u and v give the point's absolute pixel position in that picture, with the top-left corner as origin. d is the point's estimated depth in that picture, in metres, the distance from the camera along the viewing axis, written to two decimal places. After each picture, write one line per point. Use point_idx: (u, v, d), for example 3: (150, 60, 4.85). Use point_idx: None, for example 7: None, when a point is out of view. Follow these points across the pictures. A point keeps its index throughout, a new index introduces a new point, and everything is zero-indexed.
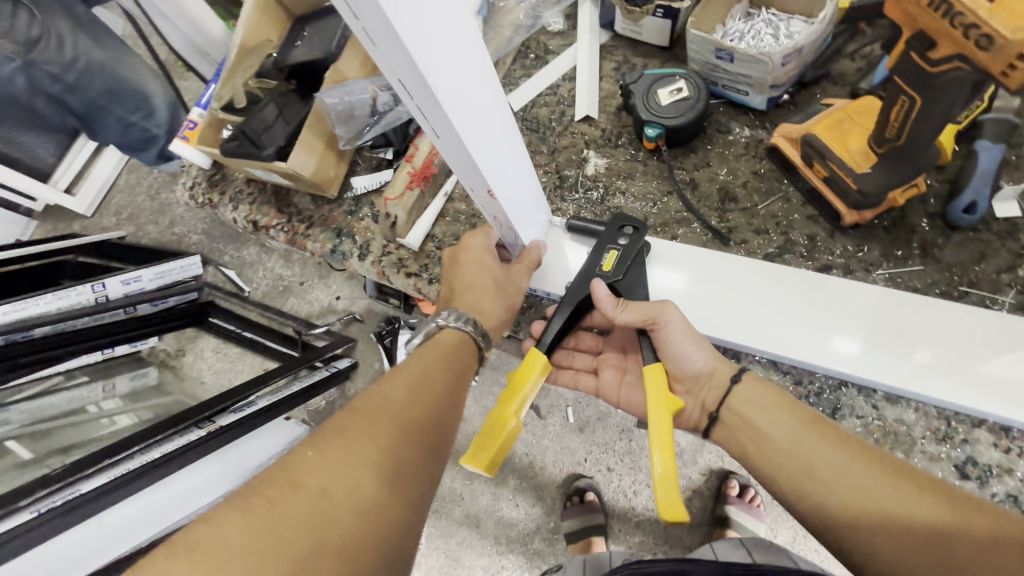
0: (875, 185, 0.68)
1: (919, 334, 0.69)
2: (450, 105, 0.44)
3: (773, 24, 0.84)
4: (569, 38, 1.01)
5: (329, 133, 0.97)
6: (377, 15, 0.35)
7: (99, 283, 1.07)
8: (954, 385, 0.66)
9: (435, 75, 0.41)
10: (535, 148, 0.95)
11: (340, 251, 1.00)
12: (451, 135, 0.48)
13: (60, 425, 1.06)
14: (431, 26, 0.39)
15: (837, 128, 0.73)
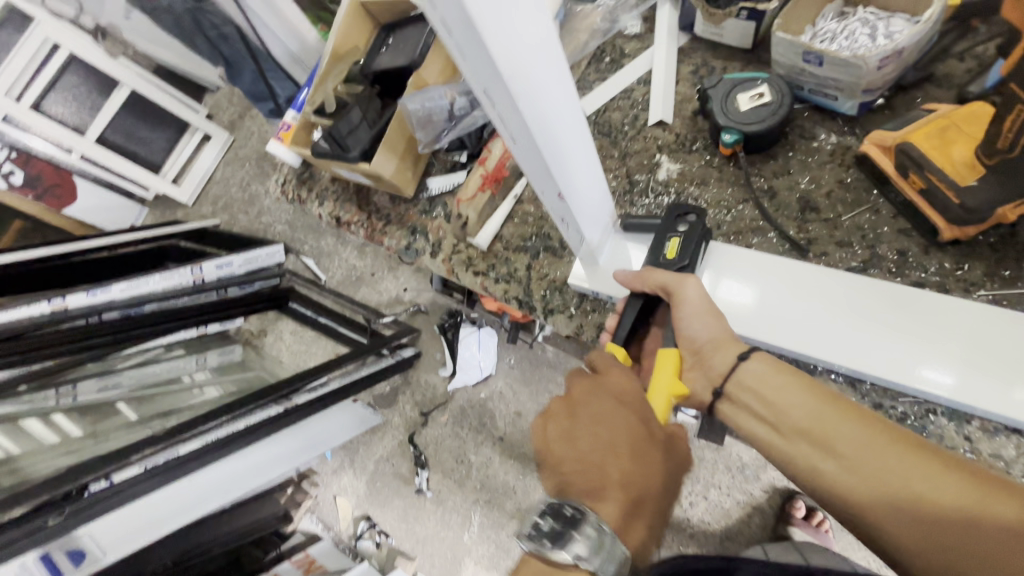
0: (979, 202, 0.64)
1: (1009, 360, 0.63)
2: (530, 116, 0.47)
3: (869, 24, 0.79)
4: (646, 41, 1.00)
5: (410, 136, 1.02)
6: (467, 36, 0.37)
7: (197, 266, 1.19)
8: None
9: (517, 88, 0.43)
10: (606, 152, 0.95)
11: (414, 248, 1.06)
12: (526, 143, 0.50)
13: (161, 392, 1.20)
14: (517, 44, 0.41)
15: (939, 136, 0.68)
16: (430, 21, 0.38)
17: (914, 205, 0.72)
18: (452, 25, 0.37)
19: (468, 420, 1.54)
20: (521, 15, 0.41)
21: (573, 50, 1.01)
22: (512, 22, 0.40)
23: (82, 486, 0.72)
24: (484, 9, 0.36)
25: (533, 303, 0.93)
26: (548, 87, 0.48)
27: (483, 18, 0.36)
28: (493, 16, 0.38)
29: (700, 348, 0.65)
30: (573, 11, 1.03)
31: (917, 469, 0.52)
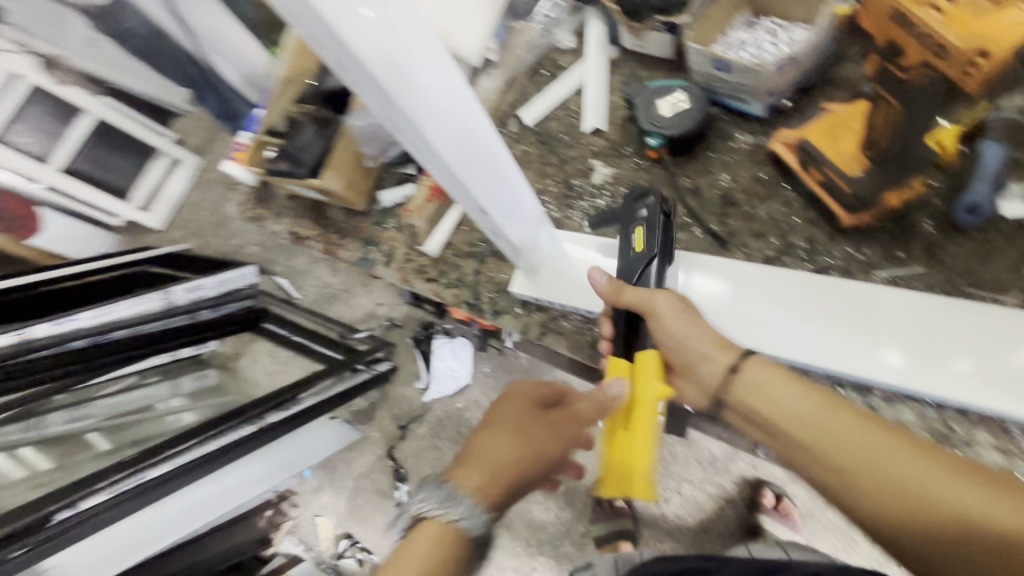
0: (866, 192, 0.73)
1: (953, 344, 0.67)
2: (432, 135, 0.50)
3: (773, 33, 0.87)
4: (579, 54, 1.06)
5: (357, 152, 1.07)
6: (359, 68, 0.40)
7: (165, 290, 1.19)
8: (996, 394, 0.65)
9: (414, 111, 0.46)
10: (545, 159, 1.00)
11: (368, 259, 1.10)
12: (434, 158, 0.54)
13: (133, 420, 1.20)
14: (413, 71, 0.44)
15: (831, 131, 0.78)
16: (321, 49, 0.40)
17: (815, 198, 0.79)
18: (341, 57, 0.39)
19: (445, 430, 1.55)
20: (416, 43, 0.43)
21: (510, 65, 1.05)
22: (408, 50, 0.42)
23: (44, 516, 0.68)
24: (372, 44, 0.39)
25: (482, 305, 0.97)
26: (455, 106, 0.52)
27: (373, 51, 0.39)
28: (383, 48, 0.40)
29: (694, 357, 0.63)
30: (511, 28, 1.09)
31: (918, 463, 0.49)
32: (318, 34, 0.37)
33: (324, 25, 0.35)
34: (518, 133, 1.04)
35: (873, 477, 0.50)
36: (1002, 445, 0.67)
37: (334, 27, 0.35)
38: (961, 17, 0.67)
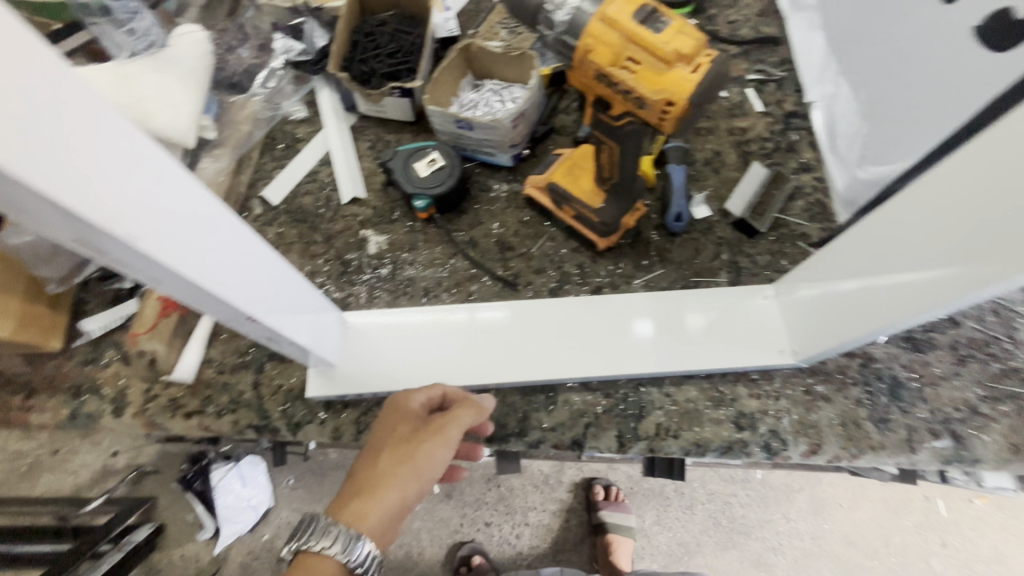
0: (610, 218, 0.85)
1: (697, 323, 0.81)
2: (164, 253, 0.41)
3: (498, 93, 0.96)
4: (316, 124, 0.98)
5: (29, 275, 0.78)
6: (22, 189, 0.30)
7: None
8: (737, 354, 0.79)
9: (128, 228, 0.37)
10: (308, 239, 0.90)
11: (84, 413, 0.79)
12: (149, 268, 0.41)
13: None
14: (115, 181, 0.35)
15: (569, 171, 0.88)
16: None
17: (574, 230, 0.89)
18: None
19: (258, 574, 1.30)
20: (116, 147, 0.35)
21: (235, 143, 0.94)
22: (102, 157, 0.34)
23: None
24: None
25: (274, 423, 0.79)
26: (177, 206, 0.41)
27: (40, 166, 0.30)
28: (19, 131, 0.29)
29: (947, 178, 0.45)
30: (226, 103, 0.96)
31: None
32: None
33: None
34: (267, 215, 0.92)
35: None
36: (756, 392, 0.80)
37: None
38: (648, 75, 0.71)
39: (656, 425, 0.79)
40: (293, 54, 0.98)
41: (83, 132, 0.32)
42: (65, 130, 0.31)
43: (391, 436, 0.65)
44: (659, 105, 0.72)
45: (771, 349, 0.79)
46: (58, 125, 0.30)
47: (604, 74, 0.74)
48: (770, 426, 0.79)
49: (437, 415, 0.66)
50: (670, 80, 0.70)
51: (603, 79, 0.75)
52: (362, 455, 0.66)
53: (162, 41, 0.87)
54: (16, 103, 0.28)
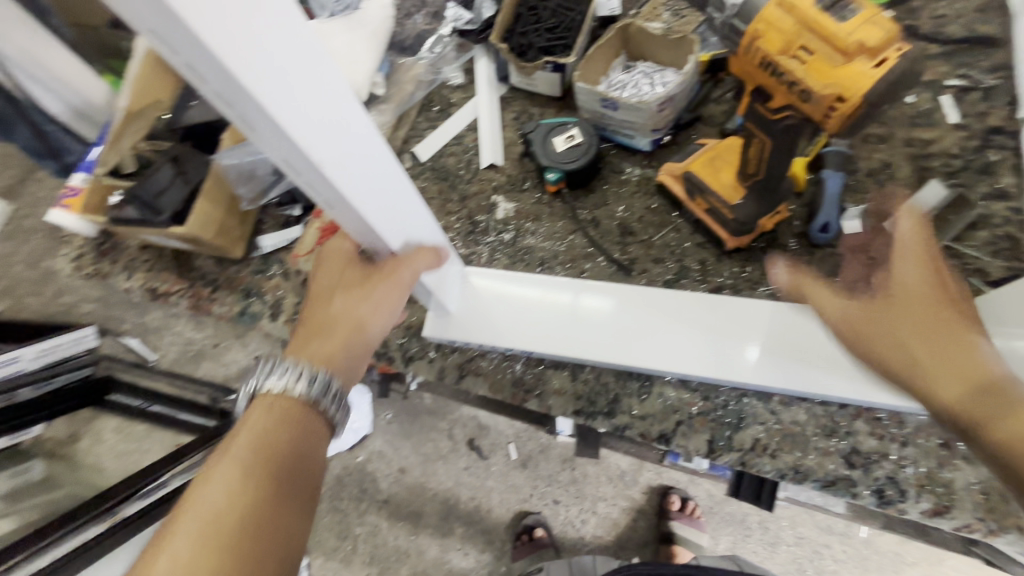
0: (748, 216, 0.81)
1: (822, 343, 0.74)
2: (340, 178, 0.47)
3: (648, 76, 0.94)
4: (469, 92, 1.05)
5: (230, 193, 0.95)
6: (251, 106, 0.36)
7: None
8: (866, 387, 0.72)
9: (320, 151, 0.43)
10: (445, 196, 0.98)
11: (250, 313, 0.96)
12: (328, 191, 0.48)
13: None
14: (316, 109, 0.41)
15: (712, 160, 0.85)
16: (206, 90, 0.36)
17: (703, 224, 0.86)
18: (197, 58, 0.32)
19: (347, 490, 1.48)
20: (320, 77, 0.40)
21: (400, 101, 1.03)
22: (308, 90, 0.39)
23: None
24: (237, 46, 0.32)
25: (391, 353, 0.89)
26: (356, 140, 0.47)
27: (268, 87, 0.36)
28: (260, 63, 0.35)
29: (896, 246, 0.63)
30: (396, 64, 1.06)
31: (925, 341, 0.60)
32: (200, 67, 0.33)
33: (203, 52, 0.31)
34: (414, 170, 1.01)
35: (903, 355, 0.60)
36: (878, 432, 0.73)
37: (215, 53, 0.31)
38: (821, 66, 0.77)
39: (753, 440, 0.75)
40: (462, 23, 1.04)
41: (306, 71, 0.38)
42: (296, 68, 0.37)
43: (339, 280, 0.68)
44: (828, 98, 0.77)
45: (905, 389, 0.71)
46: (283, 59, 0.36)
47: (770, 63, 0.81)
48: (887, 472, 0.71)
49: (379, 263, 0.65)
50: (847, 72, 0.76)
51: (767, 67, 0.81)
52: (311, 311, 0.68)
53: (357, 5, 1.01)
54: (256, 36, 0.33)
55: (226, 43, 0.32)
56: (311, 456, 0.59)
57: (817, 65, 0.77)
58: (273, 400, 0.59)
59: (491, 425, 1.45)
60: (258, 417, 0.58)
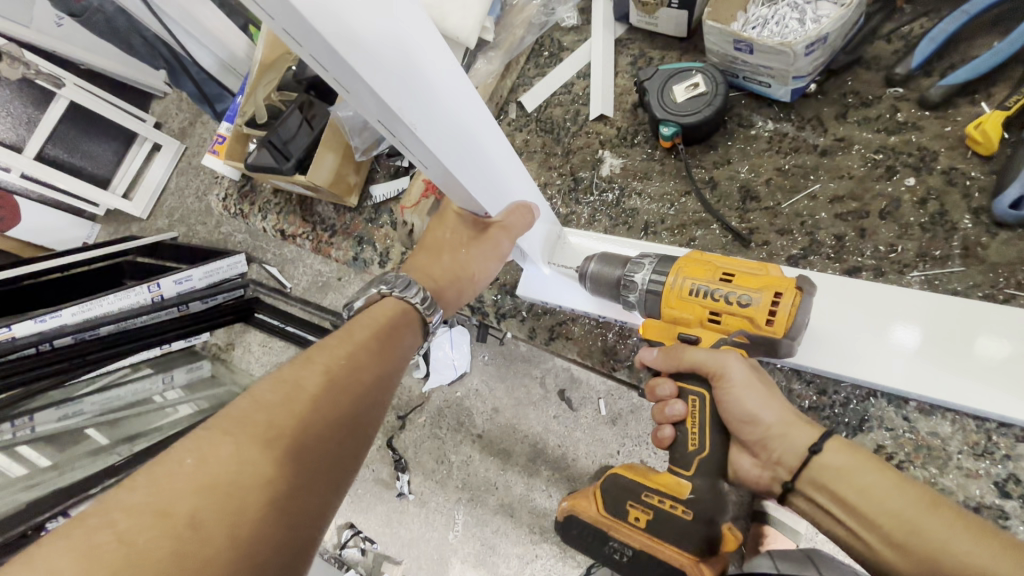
0: (708, 509, 0.62)
1: (971, 344, 0.61)
2: (446, 154, 0.52)
3: (799, 8, 0.78)
4: (583, 33, 0.98)
5: (345, 144, 0.98)
6: (341, 64, 0.39)
7: (153, 283, 1.10)
8: (1012, 398, 0.59)
9: (409, 109, 0.45)
10: (549, 150, 0.94)
11: (362, 259, 1.03)
12: (435, 166, 0.53)
13: (127, 415, 1.21)
14: (401, 66, 0.43)
15: (667, 296, 0.65)
16: (302, 51, 0.41)
17: (658, 556, 0.61)
18: (323, 55, 0.39)
19: (446, 420, 1.40)
20: (400, 34, 0.42)
21: (509, 46, 0.98)
22: (415, 72, 0.45)
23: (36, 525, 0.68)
24: (354, 39, 0.38)
25: (486, 309, 0.90)
26: (456, 113, 0.52)
27: (355, 45, 0.39)
28: (374, 50, 0.40)
29: (766, 432, 0.60)
30: (508, 6, 1.00)
31: (938, 524, 0.51)
32: (323, 59, 0.40)
33: (295, 13, 0.35)
34: (519, 121, 0.97)
35: (889, 518, 0.53)
36: None
37: (302, 13, 0.35)
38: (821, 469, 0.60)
39: (875, 447, 0.65)
40: None
41: (410, 53, 0.44)
42: (401, 51, 0.43)
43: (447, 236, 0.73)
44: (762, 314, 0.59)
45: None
46: (392, 46, 0.42)
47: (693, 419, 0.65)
48: None
49: (486, 220, 0.68)
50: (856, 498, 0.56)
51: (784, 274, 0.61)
52: (421, 257, 0.74)
53: None
54: (368, 28, 0.39)
55: (346, 34, 0.38)
56: (405, 357, 0.63)
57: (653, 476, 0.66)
58: (394, 306, 0.66)
59: (584, 378, 1.29)
60: (380, 314, 0.64)
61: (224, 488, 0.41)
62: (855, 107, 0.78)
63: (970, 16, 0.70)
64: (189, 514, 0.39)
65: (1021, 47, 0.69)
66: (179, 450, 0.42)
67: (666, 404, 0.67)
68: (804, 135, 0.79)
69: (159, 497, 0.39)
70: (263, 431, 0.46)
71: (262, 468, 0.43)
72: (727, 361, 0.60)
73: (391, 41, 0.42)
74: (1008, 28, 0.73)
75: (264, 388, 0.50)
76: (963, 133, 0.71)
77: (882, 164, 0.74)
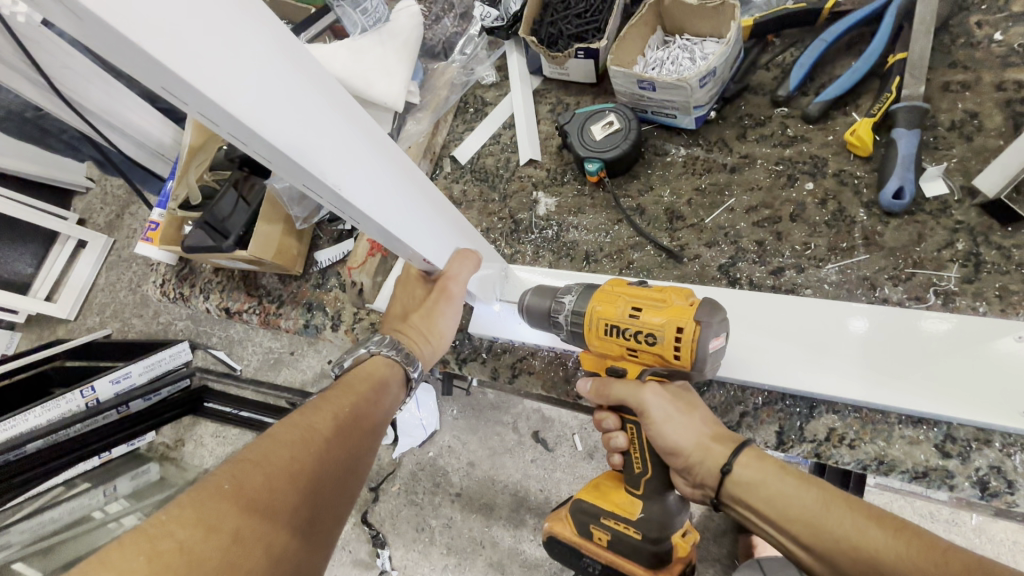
0: (656, 526, 0.67)
1: (905, 349, 0.67)
2: (375, 209, 0.53)
3: (688, 49, 0.88)
4: (503, 88, 1.05)
5: (285, 215, 1.00)
6: (259, 141, 0.41)
7: (86, 387, 1.04)
8: (944, 398, 0.64)
9: (331, 174, 0.47)
10: (487, 197, 0.98)
11: (313, 325, 1.01)
12: (368, 222, 0.55)
13: (62, 540, 1.10)
14: (315, 130, 0.45)
15: (589, 334, 0.67)
16: (221, 130, 0.42)
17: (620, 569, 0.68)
18: (235, 130, 0.40)
19: (421, 484, 1.34)
20: (308, 101, 0.45)
21: (435, 106, 1.04)
22: (328, 135, 0.47)
23: None
24: (262, 110, 0.40)
25: (446, 357, 0.90)
26: (379, 170, 0.54)
27: (268, 125, 0.41)
28: (284, 119, 0.42)
29: (689, 460, 0.63)
30: (430, 71, 1.07)
31: (838, 517, 0.53)
32: (239, 135, 0.41)
33: (204, 102, 0.36)
34: (454, 173, 1.02)
35: (793, 520, 0.55)
36: None
37: (213, 101, 0.36)
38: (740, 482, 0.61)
39: (828, 430, 0.69)
40: (490, 19, 1.02)
41: (320, 119, 0.46)
42: (311, 117, 0.45)
43: (408, 296, 0.78)
44: (668, 348, 0.61)
45: (999, 397, 0.63)
46: (302, 113, 0.44)
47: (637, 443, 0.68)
48: (990, 461, 0.64)
49: (435, 275, 0.72)
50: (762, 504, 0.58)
51: (688, 303, 0.62)
52: (394, 324, 0.76)
53: (386, 17, 1.00)
54: (276, 99, 0.41)
55: (252, 108, 0.39)
56: (391, 408, 0.68)
57: (610, 494, 0.71)
58: (385, 364, 0.70)
59: (556, 416, 1.31)
60: (372, 369, 0.68)
61: (261, 511, 0.45)
62: (751, 128, 0.87)
63: (826, 44, 0.83)
64: (233, 531, 0.43)
65: (872, 66, 0.81)
66: (214, 476, 0.46)
67: (611, 437, 0.71)
68: (714, 156, 0.87)
69: (206, 513, 0.42)
70: (287, 466, 0.49)
71: (287, 495, 0.48)
72: (646, 400, 0.63)
73: (298, 108, 0.44)
74: (860, 50, 0.85)
75: (284, 425, 0.54)
76: (843, 140, 0.81)
77: (784, 173, 0.83)
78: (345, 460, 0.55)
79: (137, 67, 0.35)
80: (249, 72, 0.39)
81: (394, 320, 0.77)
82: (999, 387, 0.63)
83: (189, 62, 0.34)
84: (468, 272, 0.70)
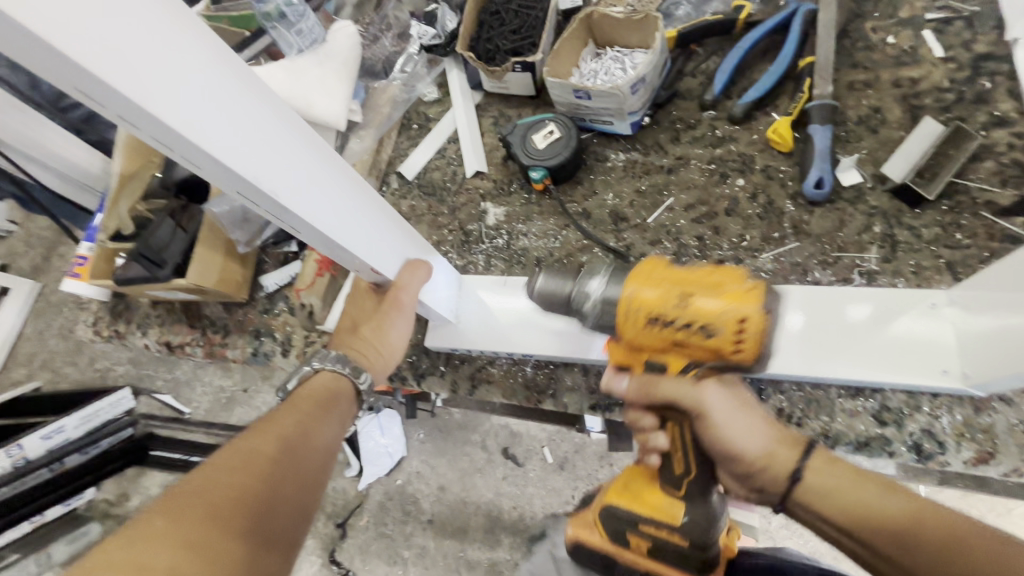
0: (701, 530, 0.68)
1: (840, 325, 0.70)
2: (315, 216, 0.52)
3: (619, 60, 0.93)
4: (445, 103, 1.06)
5: (227, 240, 0.97)
6: (187, 145, 0.40)
7: (11, 446, 0.95)
8: (875, 368, 0.68)
9: (265, 178, 0.46)
10: (436, 211, 0.98)
11: (262, 352, 0.97)
12: (309, 230, 0.53)
13: None
14: (248, 134, 0.44)
15: (626, 323, 0.62)
16: (145, 136, 0.40)
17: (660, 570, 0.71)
18: (162, 134, 0.39)
19: (389, 513, 1.29)
20: (243, 104, 0.43)
21: (378, 124, 1.04)
22: (264, 140, 0.46)
23: None
24: (191, 112, 0.39)
25: (403, 373, 0.88)
26: (320, 176, 0.53)
27: (197, 126, 0.39)
28: (214, 121, 0.41)
29: (745, 459, 0.63)
30: (371, 89, 1.07)
31: (834, 477, 0.60)
32: (165, 140, 0.40)
33: (124, 103, 0.35)
34: (401, 189, 1.01)
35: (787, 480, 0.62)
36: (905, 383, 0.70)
37: (134, 102, 0.35)
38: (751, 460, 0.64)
39: (776, 410, 0.72)
40: (427, 37, 1.05)
41: (256, 123, 0.45)
42: (246, 121, 0.44)
43: (360, 308, 0.76)
44: (729, 341, 0.57)
45: (919, 366, 0.67)
46: (236, 116, 0.43)
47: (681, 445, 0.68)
48: (922, 426, 0.68)
49: (386, 286, 0.71)
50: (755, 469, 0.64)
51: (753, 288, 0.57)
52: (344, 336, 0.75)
53: (322, 37, 1.01)
54: (208, 101, 0.40)
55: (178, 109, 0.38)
56: (343, 422, 0.67)
57: (645, 497, 0.71)
58: (331, 377, 0.69)
59: (523, 430, 1.30)
60: (318, 386, 0.68)
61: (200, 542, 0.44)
62: (683, 130, 0.91)
63: (743, 51, 0.89)
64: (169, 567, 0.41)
65: (785, 68, 0.87)
66: (144, 518, 0.44)
67: (649, 437, 0.70)
68: (651, 159, 0.91)
69: (139, 553, 0.41)
70: (224, 495, 0.48)
71: (229, 523, 0.46)
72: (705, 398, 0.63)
73: (232, 112, 0.42)
74: (774, 56, 0.92)
75: (220, 456, 0.53)
76: (766, 138, 0.87)
77: (716, 171, 0.88)
78: (291, 481, 0.54)
79: (48, 68, 0.33)
80: (177, 73, 0.38)
81: (344, 331, 0.75)
82: (923, 354, 0.67)
83: (107, 60, 0.33)
84: (420, 281, 0.69)
